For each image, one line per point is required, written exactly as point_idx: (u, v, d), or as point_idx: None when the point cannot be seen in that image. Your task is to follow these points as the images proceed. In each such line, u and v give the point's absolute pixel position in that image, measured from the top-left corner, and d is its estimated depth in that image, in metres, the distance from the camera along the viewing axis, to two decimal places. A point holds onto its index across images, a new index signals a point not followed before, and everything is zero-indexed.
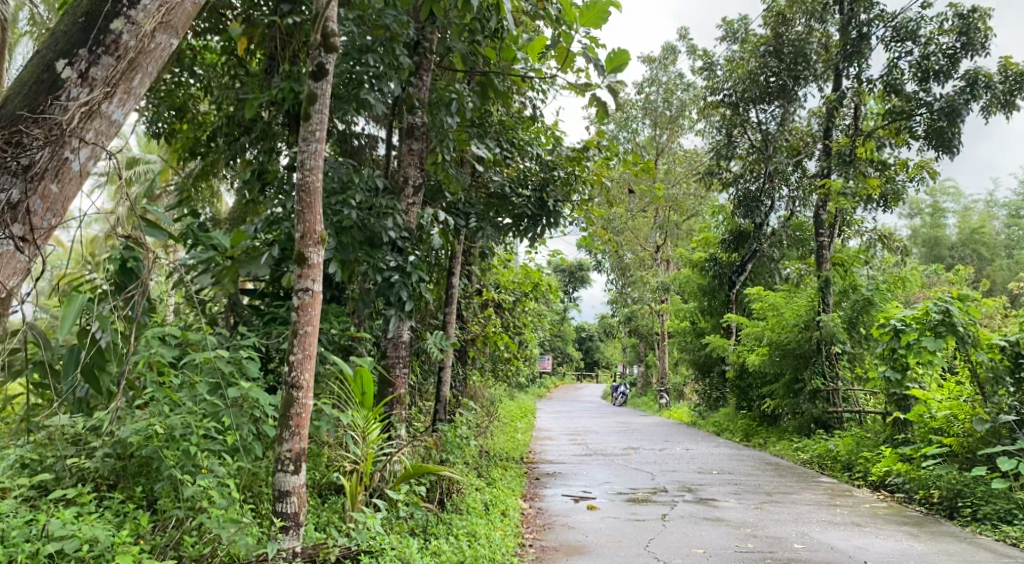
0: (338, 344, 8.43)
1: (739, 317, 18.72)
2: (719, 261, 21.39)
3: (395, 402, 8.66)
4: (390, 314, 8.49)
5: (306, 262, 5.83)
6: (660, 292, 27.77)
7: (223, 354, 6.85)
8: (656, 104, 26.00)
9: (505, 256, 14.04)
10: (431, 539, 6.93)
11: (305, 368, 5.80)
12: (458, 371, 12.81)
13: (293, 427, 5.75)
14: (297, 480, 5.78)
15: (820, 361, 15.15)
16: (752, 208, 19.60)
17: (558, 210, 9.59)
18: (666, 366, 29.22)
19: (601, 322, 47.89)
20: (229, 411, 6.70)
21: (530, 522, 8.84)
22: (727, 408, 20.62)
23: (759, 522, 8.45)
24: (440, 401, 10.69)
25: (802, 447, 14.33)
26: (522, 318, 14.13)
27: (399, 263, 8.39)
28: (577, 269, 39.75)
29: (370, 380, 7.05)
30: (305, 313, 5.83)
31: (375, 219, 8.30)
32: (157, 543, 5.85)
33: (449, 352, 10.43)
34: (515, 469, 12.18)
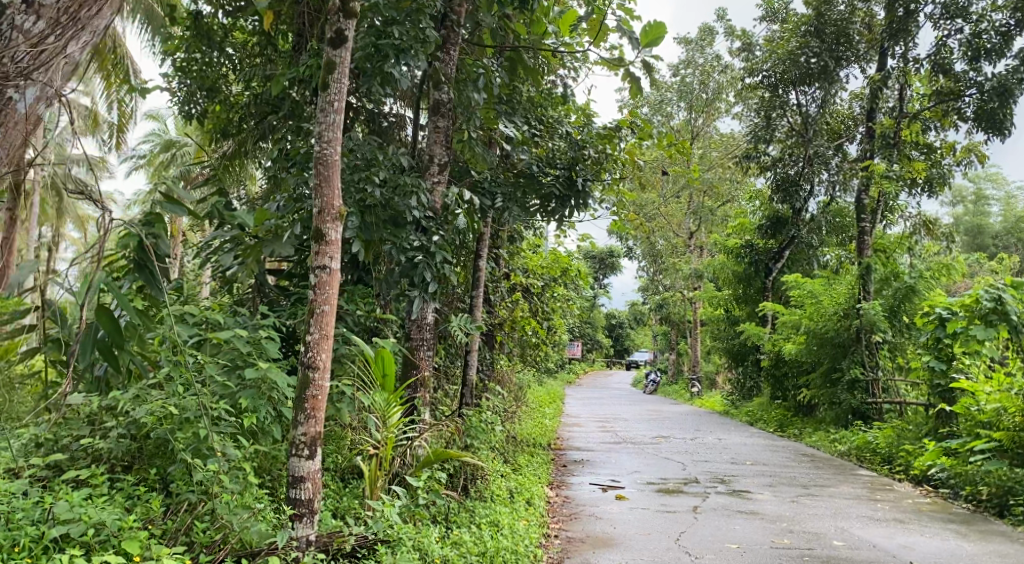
0: (362, 325, 8.21)
1: (774, 305, 18.28)
2: (755, 247, 20.95)
3: (418, 385, 8.42)
4: (414, 295, 8.23)
5: (323, 237, 5.58)
6: (693, 279, 27.35)
7: (242, 334, 6.65)
8: (692, 86, 25.51)
9: (534, 241, 13.73)
10: (452, 528, 6.68)
11: (321, 349, 5.55)
12: (485, 355, 12.57)
13: (308, 410, 5.53)
14: (312, 465, 5.55)
15: (859, 350, 14.73)
16: (790, 193, 18.88)
17: (587, 190, 9.23)
18: (698, 354, 28.80)
19: (632, 309, 47.44)
20: (246, 392, 6.49)
21: (556, 511, 8.58)
22: (761, 398, 20.19)
23: (795, 516, 8.12)
24: (465, 385, 10.45)
25: (839, 438, 13.92)
26: (551, 303, 13.85)
27: (422, 242, 8.16)
28: (609, 255, 39.33)
29: (391, 361, 6.87)
30: (323, 291, 5.57)
31: (399, 198, 8.05)
32: (169, 528, 5.66)
33: (475, 336, 10.18)
34: (542, 456, 11.92)
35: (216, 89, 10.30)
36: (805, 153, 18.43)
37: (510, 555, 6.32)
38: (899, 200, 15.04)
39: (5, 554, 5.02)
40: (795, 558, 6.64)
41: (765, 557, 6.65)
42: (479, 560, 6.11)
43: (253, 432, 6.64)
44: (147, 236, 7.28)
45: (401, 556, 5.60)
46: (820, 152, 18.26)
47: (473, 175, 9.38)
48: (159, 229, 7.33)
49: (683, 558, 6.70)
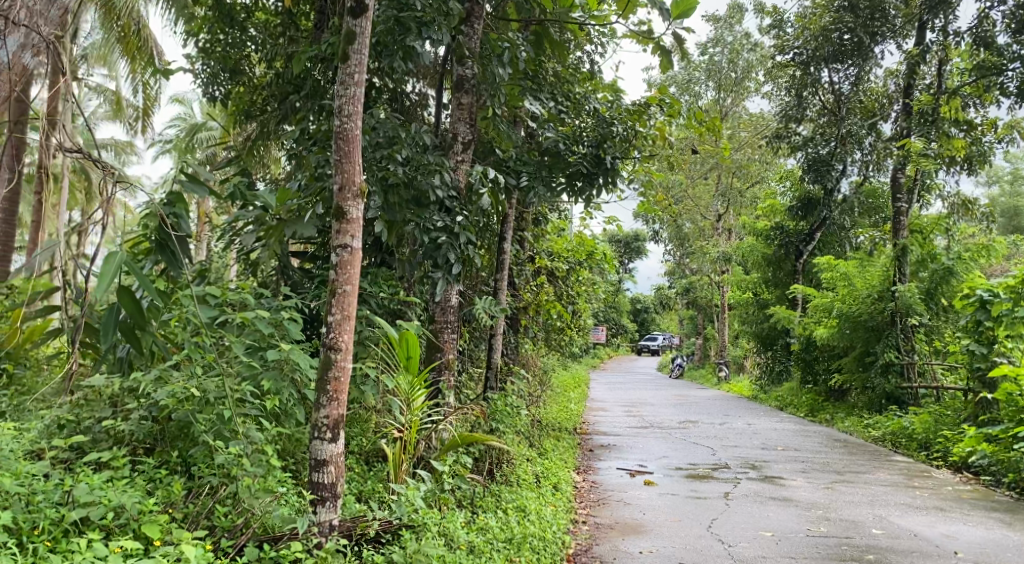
0: (386, 307, 8.05)
1: (805, 288, 17.95)
2: (786, 230, 20.61)
3: (442, 368, 8.24)
4: (438, 276, 8.05)
5: (344, 214, 5.40)
6: (720, 262, 27.02)
7: (263, 315, 6.52)
8: (721, 66, 25.12)
9: (559, 224, 13.48)
10: (478, 513, 6.51)
11: (343, 330, 5.36)
12: (510, 338, 12.40)
13: (330, 391, 5.33)
14: (335, 448, 5.35)
15: (895, 335, 14.39)
16: (822, 173, 18.46)
17: (616, 167, 8.95)
18: (726, 339, 28.47)
19: (658, 294, 47.12)
20: (268, 374, 6.35)
21: (584, 497, 8.40)
22: (790, 382, 19.88)
23: (831, 504, 7.97)
24: (490, 369, 10.28)
25: (873, 424, 13.60)
26: (576, 286, 13.64)
27: (447, 223, 7.93)
28: (635, 239, 39.00)
29: (416, 344, 6.70)
30: (345, 269, 5.39)
31: (422, 177, 7.87)
32: (190, 512, 5.46)
33: (500, 319, 10.00)
34: (569, 440, 11.74)
35: (239, 70, 10.12)
36: (838, 133, 18.25)
37: (538, 542, 6.13)
38: (936, 179, 14.68)
39: (24, 537, 4.82)
40: (833, 546, 6.42)
41: (802, 546, 6.44)
42: (506, 547, 5.93)
43: (276, 414, 6.48)
44: (168, 214, 7.23)
45: (427, 542, 5.37)
46: (853, 131, 18.02)
47: (497, 155, 9.17)
48: (179, 208, 7.27)
49: (716, 546, 6.49)
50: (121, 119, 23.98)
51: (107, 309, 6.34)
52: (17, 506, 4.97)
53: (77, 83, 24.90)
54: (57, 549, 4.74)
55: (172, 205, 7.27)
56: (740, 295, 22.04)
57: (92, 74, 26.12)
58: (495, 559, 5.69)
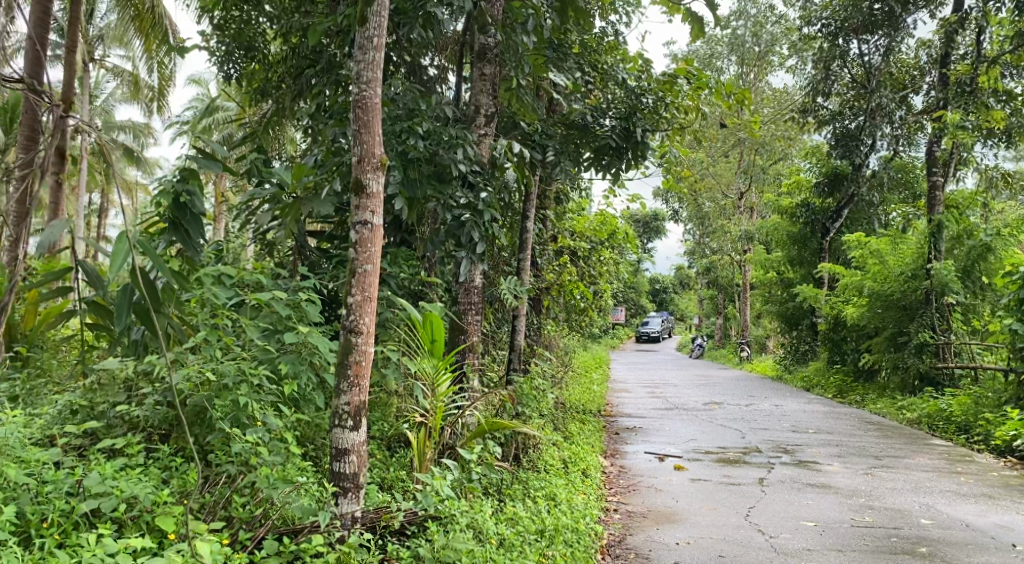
0: (408, 289, 7.78)
1: (833, 266, 17.54)
2: (813, 207, 20.15)
3: (466, 350, 7.94)
4: (461, 256, 7.75)
5: (364, 188, 5.06)
6: (743, 241, 26.58)
7: (280, 297, 6.20)
8: (743, 39, 24.53)
9: (581, 203, 13.10)
10: (507, 501, 6.22)
11: (365, 311, 5.05)
12: (532, 320, 12.08)
13: (352, 376, 5.02)
14: (357, 437, 5.04)
15: (929, 314, 14.31)
16: (850, 148, 18.62)
17: (646, 140, 8.58)
18: (748, 318, 28.03)
19: (677, 273, 46.62)
20: (286, 357, 6.02)
21: (614, 483, 8.09)
22: (817, 363, 19.51)
23: (872, 491, 7.95)
24: (514, 351, 9.99)
25: (907, 406, 13.46)
26: (598, 267, 13.37)
27: (470, 200, 7.63)
28: (653, 217, 38.49)
29: (440, 325, 6.49)
30: (365, 247, 5.07)
31: (444, 151, 7.56)
32: (208, 500, 5.10)
33: (523, 299, 9.70)
34: (594, 423, 11.44)
35: (254, 48, 9.82)
36: (868, 106, 17.83)
37: (571, 535, 5.82)
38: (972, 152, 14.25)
39: (32, 532, 4.53)
40: (881, 538, 6.21)
41: (849, 538, 6.23)
42: (537, 539, 5.64)
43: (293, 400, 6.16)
44: (180, 193, 6.94)
45: (456, 535, 5.08)
46: (884, 103, 17.47)
47: (521, 128, 8.87)
48: (190, 184, 6.90)
49: (757, 537, 6.24)
50: (134, 99, 23.72)
51: (120, 292, 6.05)
52: (25, 497, 4.65)
53: (91, 63, 24.61)
54: (67, 544, 4.44)
55: (184, 182, 6.97)
56: (764, 274, 21.65)
57: (106, 55, 25.85)
58: (527, 552, 5.41)
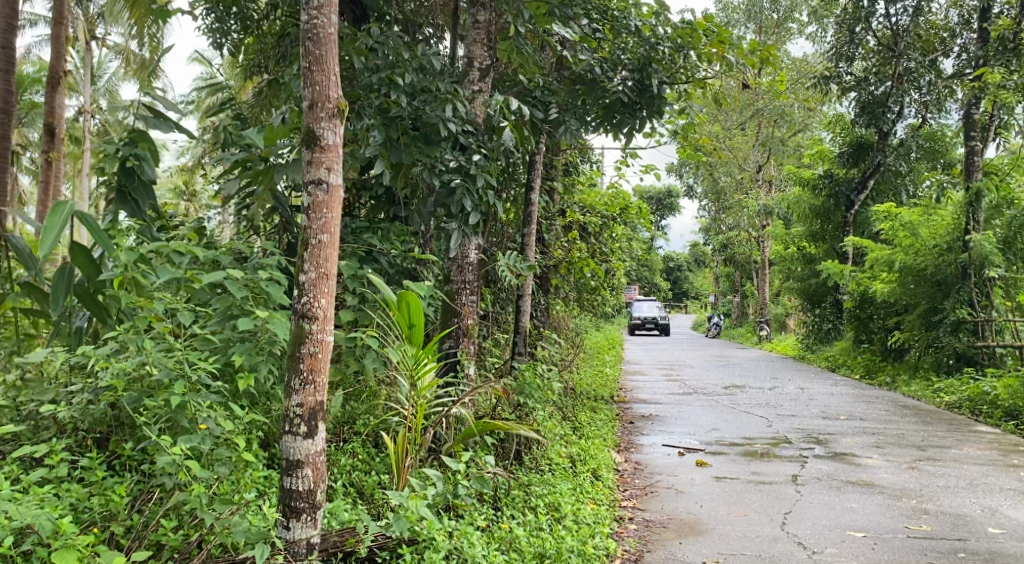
0: (399, 267, 6.92)
1: (859, 240, 16.53)
2: (835, 177, 19.05)
3: (459, 336, 7.00)
4: (452, 228, 6.75)
5: (316, 138, 4.11)
6: (761, 216, 25.50)
7: (236, 276, 5.27)
8: (761, 5, 23.29)
9: (591, 175, 12.10)
10: (502, 514, 5.34)
11: (319, 292, 4.10)
12: (538, 300, 11.18)
13: (305, 372, 4.08)
14: (312, 446, 4.09)
15: (967, 287, 13.38)
16: (877, 115, 17.37)
17: (664, 94, 7.63)
18: (766, 297, 26.97)
19: (694, 250, 45.46)
20: (240, 349, 5.12)
21: (627, 484, 7.19)
22: (842, 342, 18.53)
23: (923, 489, 7.02)
24: (519, 334, 9.05)
25: (944, 388, 12.53)
26: (610, 243, 12.30)
27: (460, 163, 6.68)
28: (667, 194, 37.36)
29: (419, 309, 5.20)
30: (318, 212, 4.10)
31: (431, 108, 6.67)
32: (136, 521, 4.23)
33: (526, 278, 8.78)
34: (607, 412, 10.54)
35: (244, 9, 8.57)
36: (894, 71, 16.95)
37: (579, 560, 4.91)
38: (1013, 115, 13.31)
39: None
40: (945, 554, 5.31)
41: (906, 554, 5.33)
42: None
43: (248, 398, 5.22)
44: (127, 158, 6.06)
45: None
46: (911, 67, 16.71)
47: (522, 84, 7.86)
48: (141, 147, 6.06)
49: (797, 553, 5.36)
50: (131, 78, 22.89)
51: (56, 274, 5.12)
52: None
53: (91, 41, 23.59)
54: None
55: (132, 145, 6.09)
56: (784, 249, 20.61)
57: (106, 33, 24.97)
58: None
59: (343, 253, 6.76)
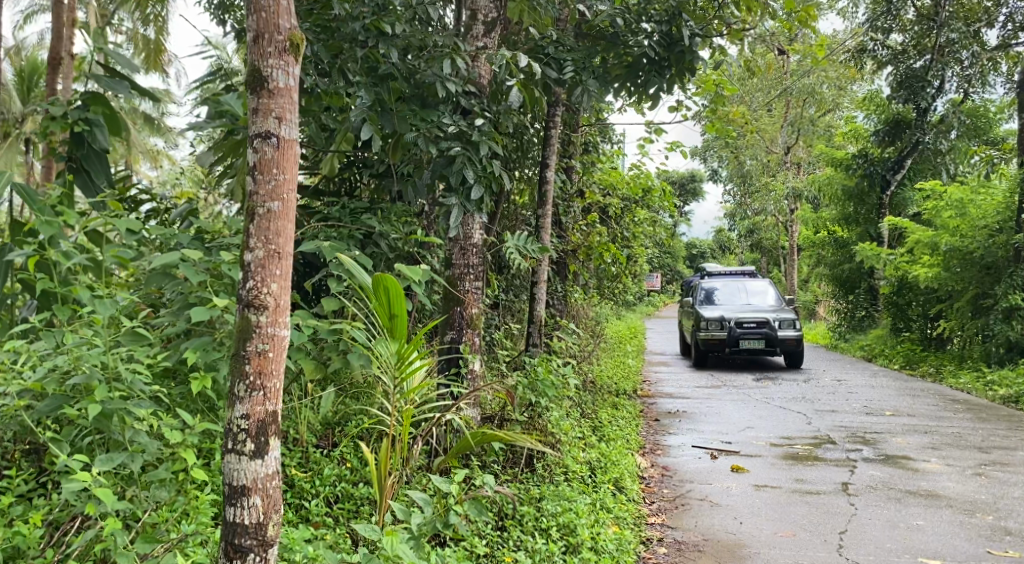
0: (400, 251, 6.09)
1: (896, 221, 15.47)
2: (870, 157, 17.95)
3: (463, 327, 6.14)
4: (451, 203, 5.83)
5: (263, 78, 3.29)
6: (790, 199, 24.30)
7: (195, 258, 4.45)
8: None
9: (612, 155, 11.18)
10: (508, 545, 4.52)
11: (269, 273, 3.28)
12: (555, 288, 10.31)
13: (251, 375, 3.25)
14: (261, 468, 3.27)
15: (1020, 271, 12.34)
16: (915, 89, 16.31)
17: (696, 47, 6.67)
18: (794, 283, 25.89)
19: (717, 235, 44.33)
20: (194, 344, 4.30)
21: (654, 494, 6.36)
22: (878, 329, 17.51)
23: (995, 503, 6.18)
24: (533, 323, 8.19)
25: (997, 380, 11.56)
26: (632, 227, 11.36)
27: (461, 128, 5.78)
28: (690, 178, 36.28)
29: (402, 297, 4.25)
30: (267, 172, 3.28)
31: (426, 68, 5.85)
32: (50, 559, 3.51)
33: (541, 262, 7.93)
34: (629, 408, 9.66)
35: None
36: (934, 43, 15.83)
37: None
38: None
39: None
40: None
41: None
42: None
43: (201, 407, 4.46)
44: (76, 124, 5.14)
45: None
46: (954, 39, 15.50)
47: (535, 39, 6.97)
48: (92, 112, 5.16)
49: None
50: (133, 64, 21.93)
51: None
52: None
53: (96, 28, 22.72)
54: None
55: (83, 110, 5.17)
56: (815, 234, 19.56)
57: None
58: None
59: (339, 236, 5.89)
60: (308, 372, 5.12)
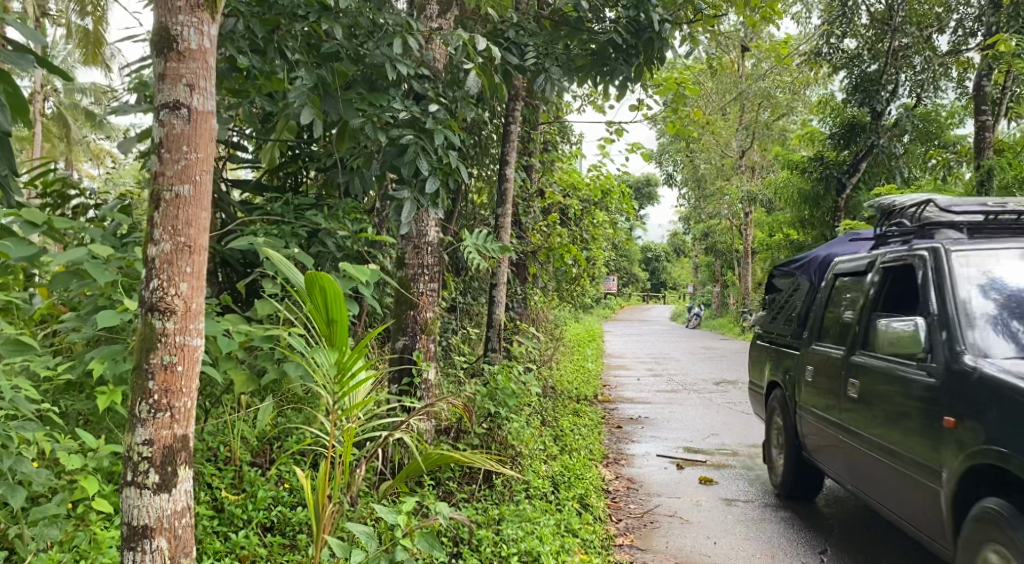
0: (349, 250, 5.57)
1: (853, 223, 15.20)
2: (826, 160, 17.55)
3: (417, 332, 5.64)
4: (403, 196, 5.35)
5: (171, 40, 3.11)
6: (743, 203, 23.99)
7: (103, 256, 3.90)
8: None
9: (572, 155, 10.74)
10: None
11: (179, 277, 3.10)
12: (513, 290, 9.83)
13: (157, 394, 3.07)
14: (167, 502, 3.10)
15: None
16: (869, 94, 16.07)
17: (666, 33, 6.20)
18: (749, 286, 25.62)
19: (671, 240, 44.00)
20: (100, 352, 3.72)
21: (621, 510, 5.94)
22: None
23: None
24: (492, 327, 7.70)
25: None
26: (593, 229, 10.91)
27: (413, 114, 5.34)
28: (644, 182, 36.03)
29: (342, 301, 3.75)
30: (177, 150, 3.10)
31: (374, 49, 5.36)
32: None
33: (499, 261, 7.46)
34: (591, 415, 9.20)
35: None
36: (888, 47, 15.63)
37: None
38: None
39: None
40: None
41: None
42: None
43: (107, 426, 3.99)
44: None
45: None
46: (907, 43, 15.28)
47: (492, 24, 6.51)
48: None
49: None
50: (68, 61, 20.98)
51: None
52: None
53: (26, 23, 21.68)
54: None
55: None
56: (770, 237, 19.29)
57: None
58: None
59: (281, 234, 5.34)
60: (238, 383, 4.56)
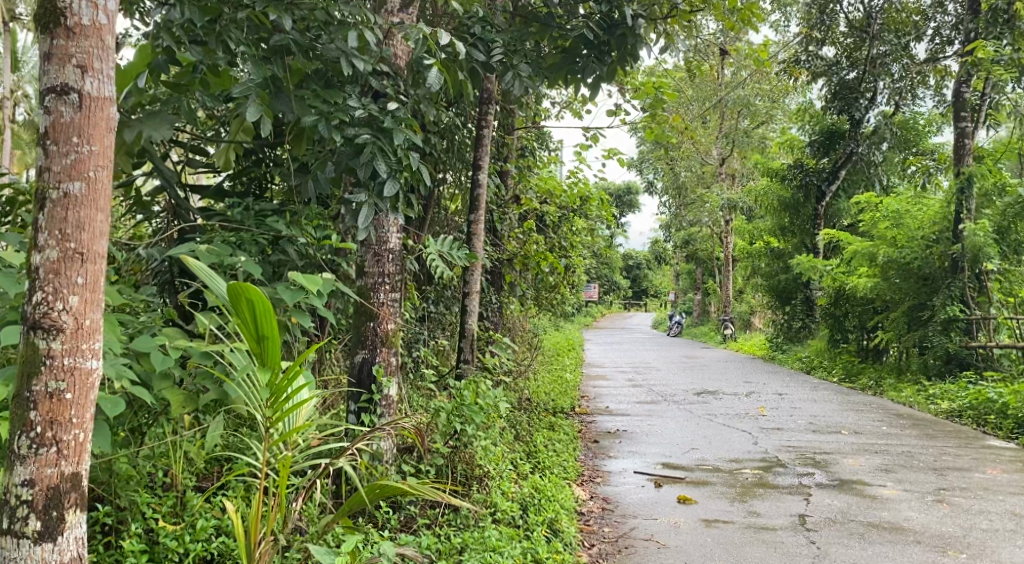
0: (308, 257, 5.20)
1: (834, 230, 14.92)
2: (805, 167, 17.31)
3: (376, 346, 5.26)
4: (359, 199, 4.93)
5: (58, 14, 3.00)
6: (723, 211, 23.71)
7: (14, 264, 3.54)
8: None
9: (547, 161, 10.37)
10: None
11: (63, 292, 3.00)
12: (487, 299, 9.46)
13: (41, 426, 2.98)
14: (49, 549, 3.02)
15: (957, 281, 11.72)
16: (848, 102, 15.83)
17: (637, 28, 5.85)
18: (730, 293, 25.28)
19: (652, 247, 43.65)
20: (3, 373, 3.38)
21: (594, 535, 5.57)
22: (816, 341, 16.94)
23: (966, 537, 5.54)
24: (463, 338, 7.32)
25: (939, 393, 10.92)
26: (570, 237, 10.56)
27: (370, 112, 4.94)
28: (625, 190, 35.68)
29: (272, 317, 3.39)
30: (64, 142, 3.00)
31: (326, 42, 4.97)
32: None
33: (469, 268, 7.09)
34: (566, 429, 8.84)
35: None
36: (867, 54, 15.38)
37: None
38: (1006, 94, 11.77)
39: None
40: None
41: None
42: None
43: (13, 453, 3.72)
44: None
45: None
46: (885, 51, 15.01)
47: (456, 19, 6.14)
48: None
49: None
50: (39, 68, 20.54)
51: None
52: None
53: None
54: None
55: None
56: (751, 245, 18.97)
57: None
58: None
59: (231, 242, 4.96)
60: (175, 405, 4.17)
